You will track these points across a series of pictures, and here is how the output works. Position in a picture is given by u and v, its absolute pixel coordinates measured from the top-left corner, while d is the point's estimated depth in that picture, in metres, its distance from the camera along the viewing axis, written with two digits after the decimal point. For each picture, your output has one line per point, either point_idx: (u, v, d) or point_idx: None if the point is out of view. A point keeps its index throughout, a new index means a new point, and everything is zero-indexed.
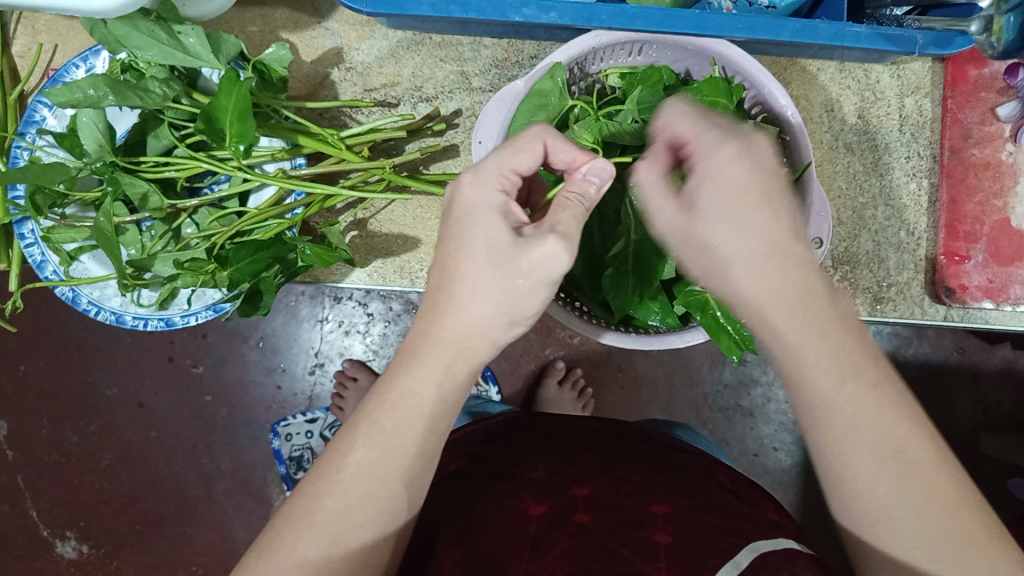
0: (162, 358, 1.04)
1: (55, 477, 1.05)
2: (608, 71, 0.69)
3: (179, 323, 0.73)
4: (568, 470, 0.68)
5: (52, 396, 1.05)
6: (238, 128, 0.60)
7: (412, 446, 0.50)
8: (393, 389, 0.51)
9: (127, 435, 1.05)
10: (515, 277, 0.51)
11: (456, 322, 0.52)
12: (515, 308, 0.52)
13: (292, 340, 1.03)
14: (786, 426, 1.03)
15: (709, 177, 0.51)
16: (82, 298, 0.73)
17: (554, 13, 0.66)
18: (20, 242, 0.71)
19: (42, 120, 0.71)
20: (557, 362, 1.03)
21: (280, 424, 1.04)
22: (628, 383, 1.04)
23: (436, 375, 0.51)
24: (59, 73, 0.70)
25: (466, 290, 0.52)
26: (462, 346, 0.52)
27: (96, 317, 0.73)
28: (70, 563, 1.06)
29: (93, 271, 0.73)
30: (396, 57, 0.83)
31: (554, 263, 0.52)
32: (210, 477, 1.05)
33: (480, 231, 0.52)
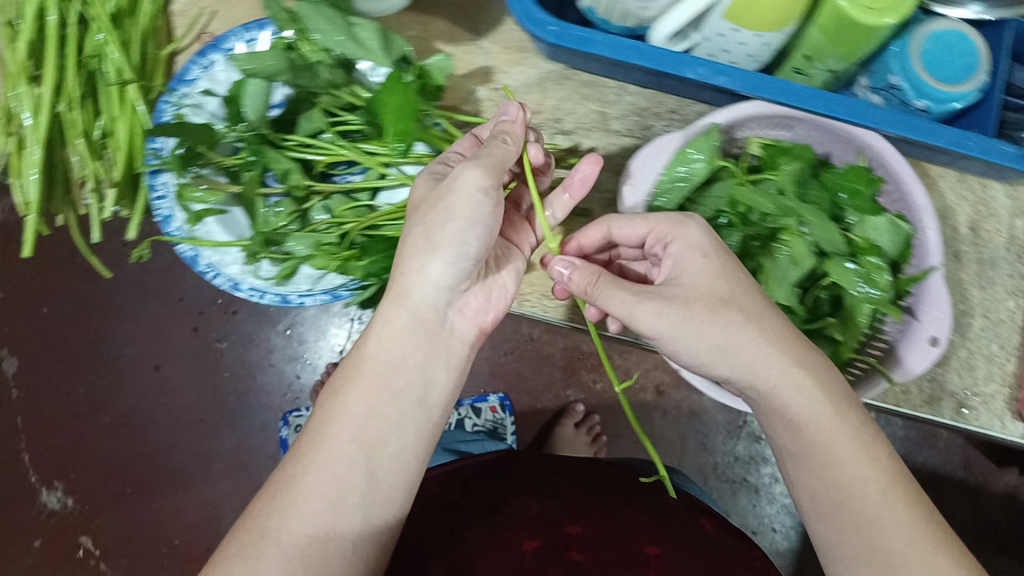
0: (189, 326, 1.04)
1: (57, 425, 1.03)
2: (754, 138, 0.63)
3: (296, 302, 0.64)
4: (560, 506, 0.68)
5: (71, 343, 1.04)
6: (398, 128, 0.57)
7: (352, 413, 0.48)
8: (354, 365, 0.50)
9: (137, 397, 1.04)
10: (431, 211, 0.50)
11: (404, 278, 0.50)
12: (437, 237, 0.50)
13: (320, 332, 1.04)
14: (790, 509, 1.03)
15: (687, 272, 0.53)
16: (202, 259, 0.62)
17: (725, 93, 0.63)
18: (150, 192, 0.62)
19: None
20: (578, 405, 1.04)
21: (292, 413, 1.02)
22: (641, 438, 1.05)
23: (381, 336, 0.50)
24: (219, 36, 0.62)
25: (405, 241, 0.51)
26: (403, 295, 0.51)
27: (212, 282, 0.63)
28: (51, 514, 1.02)
29: (216, 235, 0.63)
30: (542, 87, 0.66)
31: (467, 179, 0.49)
32: (211, 455, 1.04)
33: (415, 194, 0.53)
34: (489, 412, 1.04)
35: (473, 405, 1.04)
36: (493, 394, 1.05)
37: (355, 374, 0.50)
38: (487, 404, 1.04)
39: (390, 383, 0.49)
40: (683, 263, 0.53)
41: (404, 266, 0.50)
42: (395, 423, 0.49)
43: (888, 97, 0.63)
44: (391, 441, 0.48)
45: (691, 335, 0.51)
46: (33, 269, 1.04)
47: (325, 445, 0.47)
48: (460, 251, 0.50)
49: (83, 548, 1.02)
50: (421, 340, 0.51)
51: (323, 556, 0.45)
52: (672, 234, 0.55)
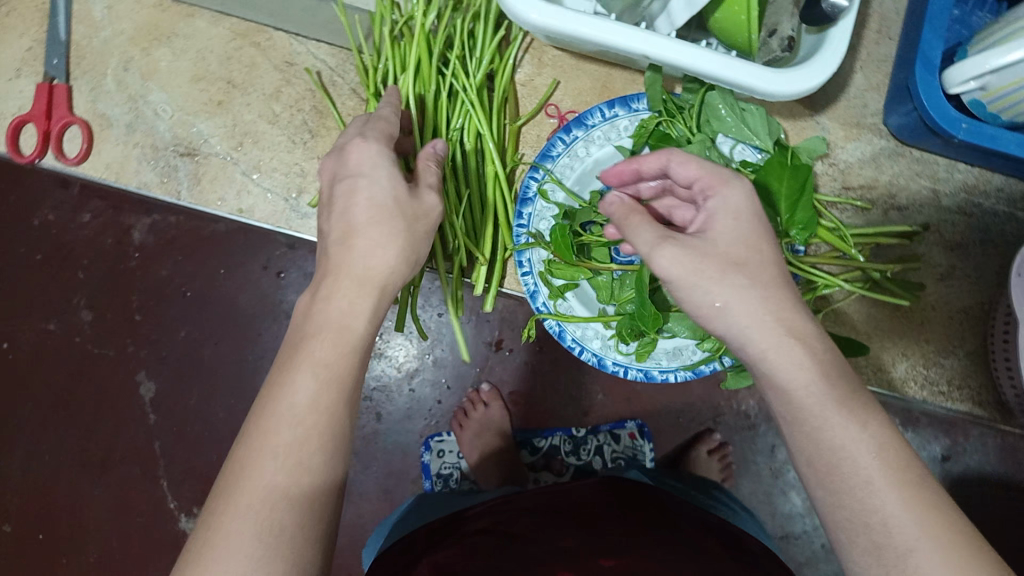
0: None
1: (195, 450, 1.02)
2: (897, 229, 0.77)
3: (656, 376, 0.79)
4: (594, 538, 0.72)
5: (210, 366, 1.02)
6: (802, 215, 0.66)
7: (376, 265, 0.58)
8: (324, 330, 0.56)
9: None
10: (371, 282, 0.58)
11: (331, 316, 0.56)
12: (381, 291, 0.58)
13: (463, 359, 1.04)
14: None
15: (724, 212, 0.58)
16: (569, 334, 0.77)
17: None
18: (519, 269, 0.77)
19: (556, 155, 0.77)
20: (715, 432, 1.06)
21: (434, 438, 1.05)
22: (776, 466, 1.07)
23: (360, 219, 0.59)
24: (585, 115, 0.77)
25: (341, 289, 0.57)
26: (321, 348, 0.54)
27: (582, 356, 0.78)
28: (189, 540, 1.02)
29: (573, 310, 0.79)
30: (876, 163, 0.88)
31: (376, 260, 0.58)
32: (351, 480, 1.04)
33: (373, 243, 0.58)
34: (627, 439, 1.05)
35: (612, 432, 1.05)
36: (630, 420, 1.06)
37: (335, 276, 0.58)
38: (626, 430, 1.05)
39: (412, 222, 0.60)
40: (714, 222, 0.58)
41: (340, 313, 0.56)
42: (325, 464, 0.51)
43: None
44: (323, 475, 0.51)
45: (753, 326, 0.54)
46: (173, 290, 1.01)
47: (338, 337, 0.56)
48: (378, 305, 0.58)
49: None
50: (398, 200, 0.60)
51: (279, 516, 0.48)
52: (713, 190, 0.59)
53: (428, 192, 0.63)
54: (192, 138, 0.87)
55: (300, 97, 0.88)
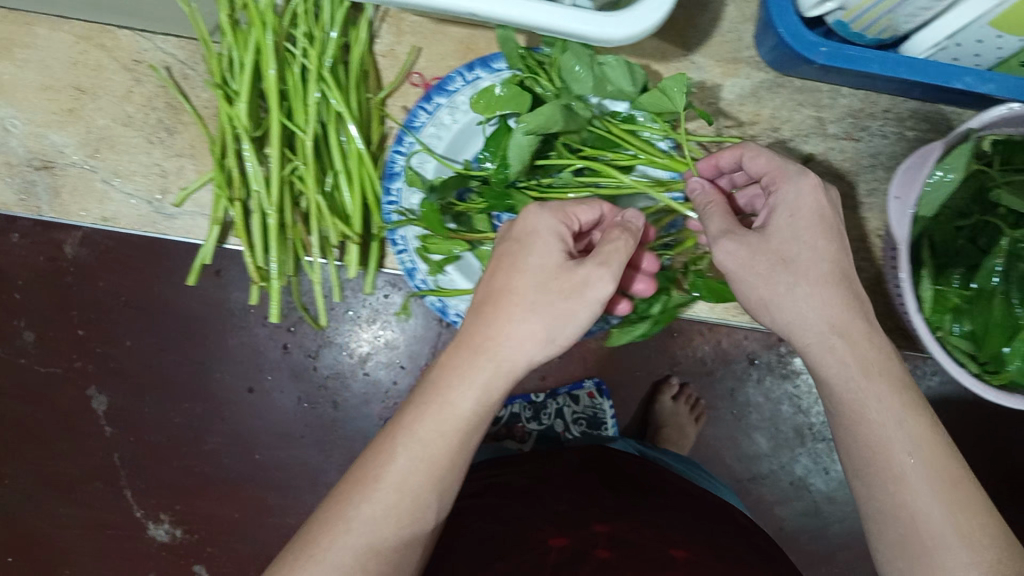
0: (281, 344, 1.02)
1: (155, 458, 1.02)
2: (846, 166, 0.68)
3: None
4: (590, 509, 0.81)
5: (159, 372, 1.01)
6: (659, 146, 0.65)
7: (525, 341, 0.58)
8: (434, 402, 0.58)
9: (234, 420, 1.03)
10: (560, 299, 0.58)
11: (513, 352, 0.58)
12: (555, 331, 0.58)
13: (413, 336, 1.03)
14: None
15: (792, 207, 0.62)
16: (452, 309, 0.76)
17: (990, 86, 0.68)
18: (394, 248, 0.74)
19: (421, 125, 0.73)
20: (672, 379, 1.05)
21: None
22: (737, 407, 1.07)
23: (532, 298, 0.58)
24: (443, 82, 0.73)
25: (513, 313, 0.58)
26: (506, 360, 0.58)
27: (468, 329, 0.77)
28: (162, 546, 1.03)
29: (457, 283, 0.76)
30: (757, 97, 0.86)
31: (594, 292, 0.58)
32: (316, 471, 1.03)
33: (537, 256, 0.59)
34: (586, 399, 1.04)
35: (571, 394, 1.04)
36: (587, 379, 1.05)
37: (476, 351, 0.58)
38: (584, 390, 1.04)
39: (563, 318, 0.58)
40: (775, 218, 0.63)
41: (508, 336, 0.58)
42: (451, 474, 0.57)
43: None
44: (447, 489, 0.57)
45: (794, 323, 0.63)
46: (110, 300, 0.99)
47: (448, 403, 0.58)
48: (557, 333, 0.58)
49: None
50: (547, 272, 0.59)
51: (399, 517, 0.56)
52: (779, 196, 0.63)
53: (598, 266, 0.59)
54: (47, 151, 0.86)
55: (151, 95, 0.86)
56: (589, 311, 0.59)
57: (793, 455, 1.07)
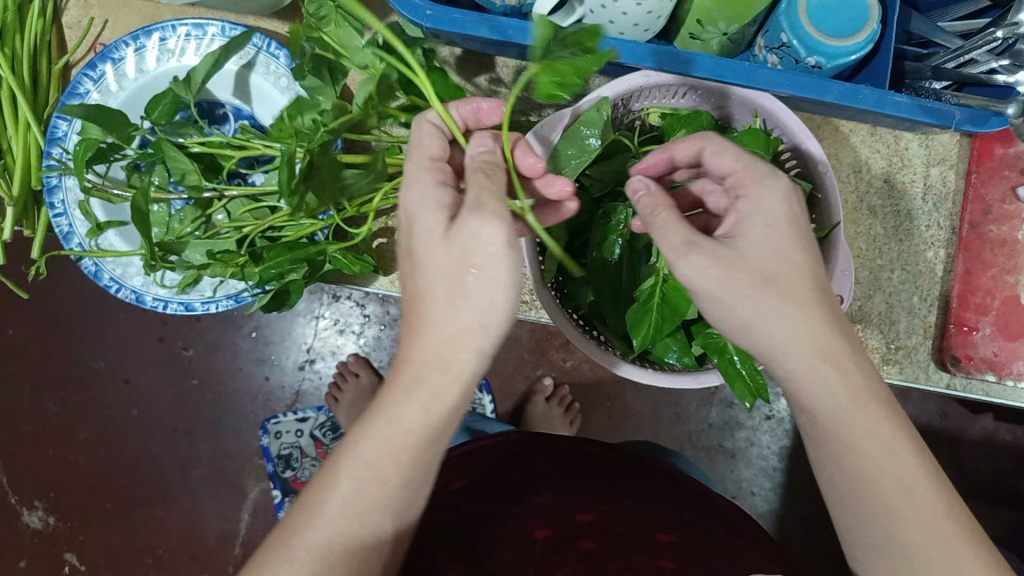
0: (154, 337, 1.04)
1: (32, 445, 1.04)
2: (650, 110, 0.63)
3: (199, 309, 0.68)
4: (577, 493, 0.70)
5: (37, 362, 1.04)
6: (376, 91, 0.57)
7: (455, 329, 0.47)
8: (380, 416, 0.48)
9: (109, 411, 1.04)
10: (456, 272, 0.46)
11: (448, 343, 0.47)
12: (477, 310, 0.46)
13: (285, 333, 1.04)
14: (767, 472, 1.03)
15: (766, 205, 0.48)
16: (105, 273, 0.67)
17: (607, 50, 0.57)
18: (49, 210, 0.66)
19: (85, 93, 0.68)
20: (546, 379, 1.04)
21: (271, 421, 1.03)
22: (616, 413, 1.05)
23: (432, 279, 0.46)
24: (107, 48, 0.68)
25: (435, 304, 0.47)
26: (449, 362, 0.47)
27: (116, 295, 0.67)
28: (35, 533, 1.04)
29: (118, 247, 0.68)
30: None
31: (485, 241, 0.45)
32: (187, 462, 1.04)
33: (426, 232, 0.47)
34: None
35: None
36: None
37: (403, 354, 0.48)
38: None
39: (468, 294, 0.46)
40: (744, 227, 0.48)
41: (436, 325, 0.47)
42: (418, 478, 0.48)
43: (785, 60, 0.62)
44: (411, 490, 0.48)
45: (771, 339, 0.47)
46: None
47: (394, 419, 0.47)
48: (488, 322, 0.47)
49: (70, 563, 1.04)
50: (438, 250, 0.46)
51: (359, 523, 0.47)
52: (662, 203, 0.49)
53: (483, 215, 0.45)
54: None
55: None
56: (504, 295, 0.46)
57: None
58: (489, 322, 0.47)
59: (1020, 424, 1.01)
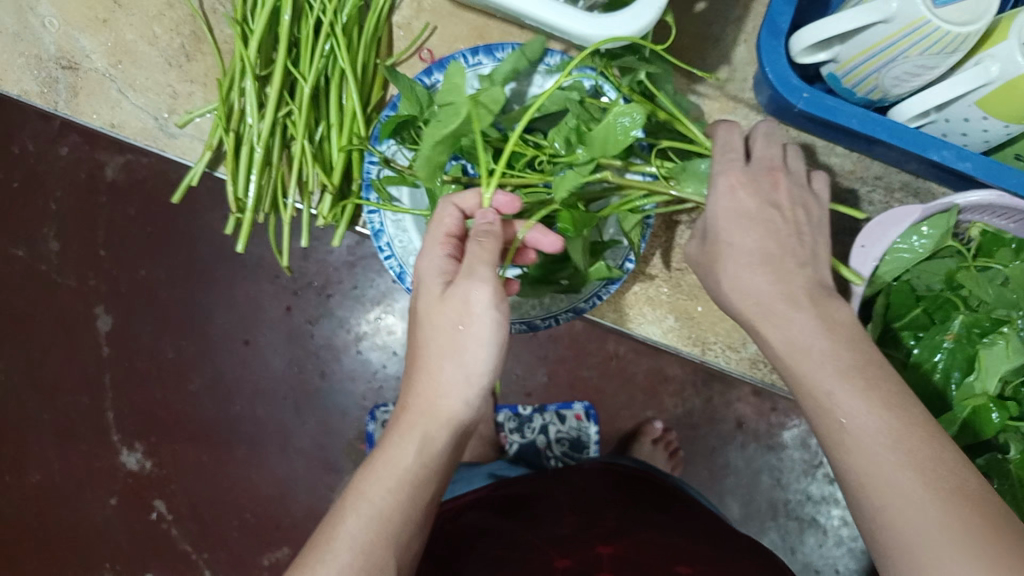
0: (282, 305, 1.05)
1: (142, 387, 1.05)
2: (977, 224, 0.66)
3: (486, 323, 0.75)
4: (594, 527, 0.79)
5: (164, 307, 1.05)
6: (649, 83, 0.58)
7: (435, 380, 0.53)
8: (376, 460, 0.52)
9: (223, 368, 1.06)
10: (448, 325, 0.53)
11: (441, 388, 0.53)
12: (467, 359, 0.53)
13: (411, 325, 1.04)
14: (854, 553, 1.04)
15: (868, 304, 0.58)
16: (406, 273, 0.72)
17: (967, 164, 0.63)
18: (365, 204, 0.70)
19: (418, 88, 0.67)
20: (656, 422, 1.04)
21: (379, 408, 1.04)
22: (715, 466, 1.06)
23: (432, 336, 0.53)
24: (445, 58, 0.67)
25: (433, 356, 0.53)
26: (438, 404, 0.53)
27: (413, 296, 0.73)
28: (129, 474, 1.06)
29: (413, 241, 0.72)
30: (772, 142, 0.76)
31: (479, 299, 0.53)
32: (289, 432, 1.06)
33: (425, 295, 0.55)
34: (573, 420, 1.05)
35: (558, 412, 1.05)
36: (577, 402, 1.05)
37: (400, 404, 0.54)
38: (572, 411, 1.05)
39: (456, 350, 0.53)
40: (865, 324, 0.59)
41: (434, 373, 0.53)
42: (413, 515, 0.51)
43: None
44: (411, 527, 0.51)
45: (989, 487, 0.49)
46: (136, 227, 1.03)
47: (393, 460, 0.52)
48: (476, 369, 0.53)
49: (157, 511, 1.06)
50: (433, 307, 0.54)
51: (370, 559, 0.48)
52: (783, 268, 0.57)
53: (472, 279, 0.53)
54: (75, 52, 0.78)
55: (180, 22, 0.77)
56: (488, 349, 0.53)
57: (761, 527, 1.05)
58: (482, 372, 0.53)
59: None
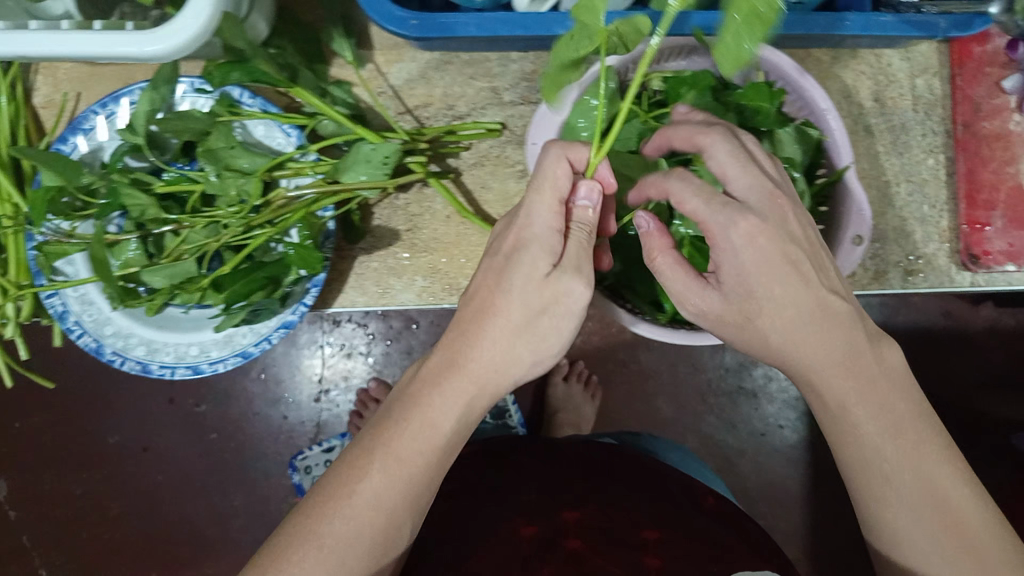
0: (163, 399, 1.02)
1: (64, 532, 1.03)
2: (651, 74, 0.70)
3: (206, 371, 0.69)
4: (562, 494, 0.74)
5: (52, 450, 1.02)
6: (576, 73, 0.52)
7: (497, 353, 0.58)
8: (414, 418, 0.58)
9: (135, 482, 1.03)
10: (544, 313, 0.58)
11: (481, 357, 0.58)
12: (539, 340, 0.58)
13: (295, 368, 1.03)
14: (791, 403, 1.05)
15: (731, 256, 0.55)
16: (105, 348, 0.68)
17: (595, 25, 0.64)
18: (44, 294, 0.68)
19: (71, 150, 0.68)
20: (561, 358, 1.04)
21: (298, 458, 1.02)
22: (634, 377, 1.06)
23: (516, 304, 0.57)
24: (77, 120, 0.68)
25: (496, 324, 0.58)
26: (488, 378, 0.58)
27: (121, 368, 0.68)
28: None
29: (97, 301, 0.68)
30: (426, 79, 0.78)
31: (573, 299, 0.58)
32: (224, 515, 1.04)
33: (527, 262, 0.57)
34: None
35: None
36: None
37: (454, 365, 0.58)
38: None
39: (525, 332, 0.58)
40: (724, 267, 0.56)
41: (497, 344, 0.58)
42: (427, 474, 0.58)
43: None
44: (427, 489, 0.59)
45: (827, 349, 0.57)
46: None
47: (431, 423, 0.58)
48: (542, 346, 0.59)
49: None
50: (532, 290, 0.57)
51: (381, 529, 0.56)
52: (717, 231, 0.55)
53: (576, 277, 0.57)
54: None
55: None
56: (563, 337, 0.59)
57: (697, 414, 1.06)
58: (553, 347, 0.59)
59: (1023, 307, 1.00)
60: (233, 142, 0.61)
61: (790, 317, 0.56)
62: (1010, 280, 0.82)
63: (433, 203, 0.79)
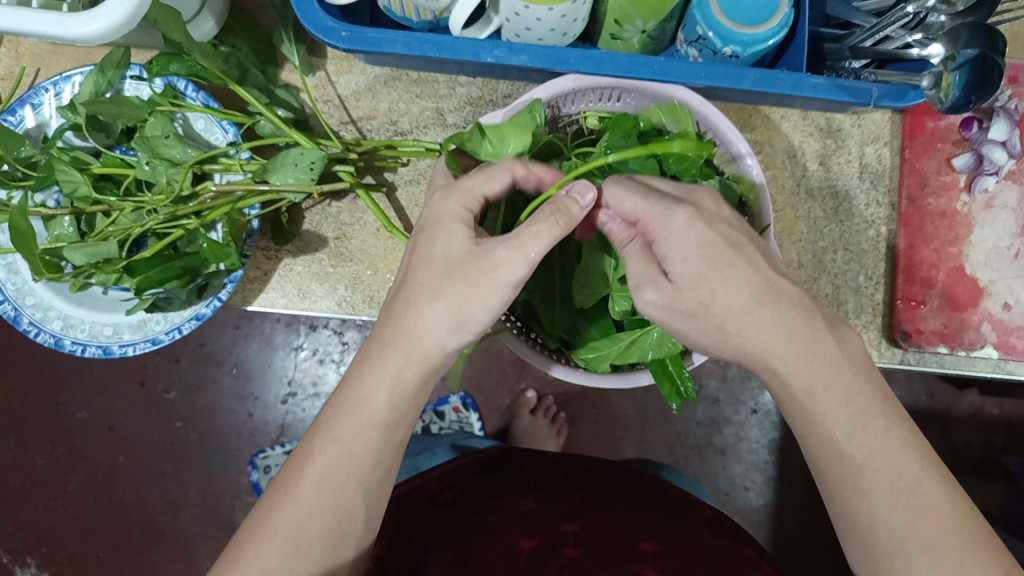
0: (134, 381, 1.03)
1: (21, 501, 1.05)
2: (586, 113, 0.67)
3: (117, 352, 0.71)
4: (559, 504, 0.64)
5: (21, 418, 1.03)
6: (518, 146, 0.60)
7: (434, 332, 0.50)
8: (354, 399, 0.51)
9: (94, 459, 1.04)
10: (467, 286, 0.49)
11: (411, 329, 0.50)
12: (467, 316, 0.50)
13: (266, 367, 1.02)
14: (758, 466, 1.03)
15: (675, 242, 0.50)
16: (23, 318, 0.70)
17: (523, 56, 0.63)
18: None
19: (18, 122, 0.70)
20: (529, 392, 1.04)
21: (259, 455, 1.03)
22: (602, 419, 1.05)
23: (434, 281, 0.50)
24: (26, 95, 0.70)
25: (419, 298, 0.50)
26: (418, 352, 0.50)
27: (34, 340, 0.71)
28: None
29: (21, 270, 0.71)
30: (372, 92, 0.79)
31: (505, 275, 0.49)
32: (177, 503, 1.04)
33: (440, 242, 0.51)
34: (452, 413, 1.04)
35: (436, 410, 1.03)
36: (453, 394, 1.04)
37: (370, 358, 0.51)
38: (449, 404, 1.04)
39: (469, 322, 0.50)
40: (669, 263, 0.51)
41: (416, 326, 0.50)
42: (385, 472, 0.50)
43: (702, 53, 0.66)
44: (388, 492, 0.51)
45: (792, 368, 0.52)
46: None
47: (359, 403, 0.50)
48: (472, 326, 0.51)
49: None
50: (452, 260, 0.50)
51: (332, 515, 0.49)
52: (657, 226, 0.51)
53: (506, 248, 0.49)
54: None
55: None
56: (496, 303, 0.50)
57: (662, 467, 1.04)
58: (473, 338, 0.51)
59: (1007, 396, 0.96)
60: (167, 132, 0.64)
61: (737, 297, 0.50)
62: (942, 359, 0.82)
63: (364, 214, 0.81)
